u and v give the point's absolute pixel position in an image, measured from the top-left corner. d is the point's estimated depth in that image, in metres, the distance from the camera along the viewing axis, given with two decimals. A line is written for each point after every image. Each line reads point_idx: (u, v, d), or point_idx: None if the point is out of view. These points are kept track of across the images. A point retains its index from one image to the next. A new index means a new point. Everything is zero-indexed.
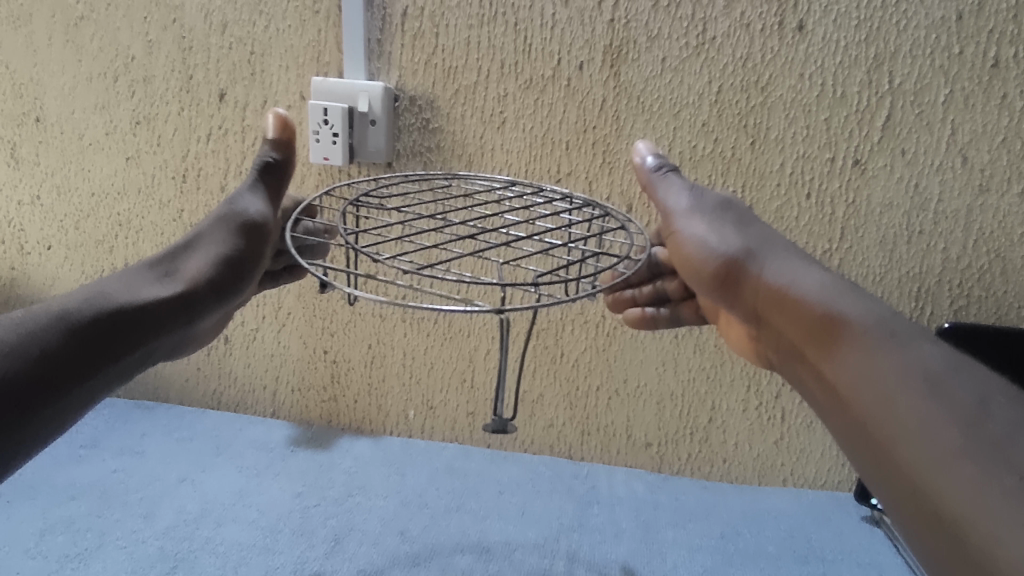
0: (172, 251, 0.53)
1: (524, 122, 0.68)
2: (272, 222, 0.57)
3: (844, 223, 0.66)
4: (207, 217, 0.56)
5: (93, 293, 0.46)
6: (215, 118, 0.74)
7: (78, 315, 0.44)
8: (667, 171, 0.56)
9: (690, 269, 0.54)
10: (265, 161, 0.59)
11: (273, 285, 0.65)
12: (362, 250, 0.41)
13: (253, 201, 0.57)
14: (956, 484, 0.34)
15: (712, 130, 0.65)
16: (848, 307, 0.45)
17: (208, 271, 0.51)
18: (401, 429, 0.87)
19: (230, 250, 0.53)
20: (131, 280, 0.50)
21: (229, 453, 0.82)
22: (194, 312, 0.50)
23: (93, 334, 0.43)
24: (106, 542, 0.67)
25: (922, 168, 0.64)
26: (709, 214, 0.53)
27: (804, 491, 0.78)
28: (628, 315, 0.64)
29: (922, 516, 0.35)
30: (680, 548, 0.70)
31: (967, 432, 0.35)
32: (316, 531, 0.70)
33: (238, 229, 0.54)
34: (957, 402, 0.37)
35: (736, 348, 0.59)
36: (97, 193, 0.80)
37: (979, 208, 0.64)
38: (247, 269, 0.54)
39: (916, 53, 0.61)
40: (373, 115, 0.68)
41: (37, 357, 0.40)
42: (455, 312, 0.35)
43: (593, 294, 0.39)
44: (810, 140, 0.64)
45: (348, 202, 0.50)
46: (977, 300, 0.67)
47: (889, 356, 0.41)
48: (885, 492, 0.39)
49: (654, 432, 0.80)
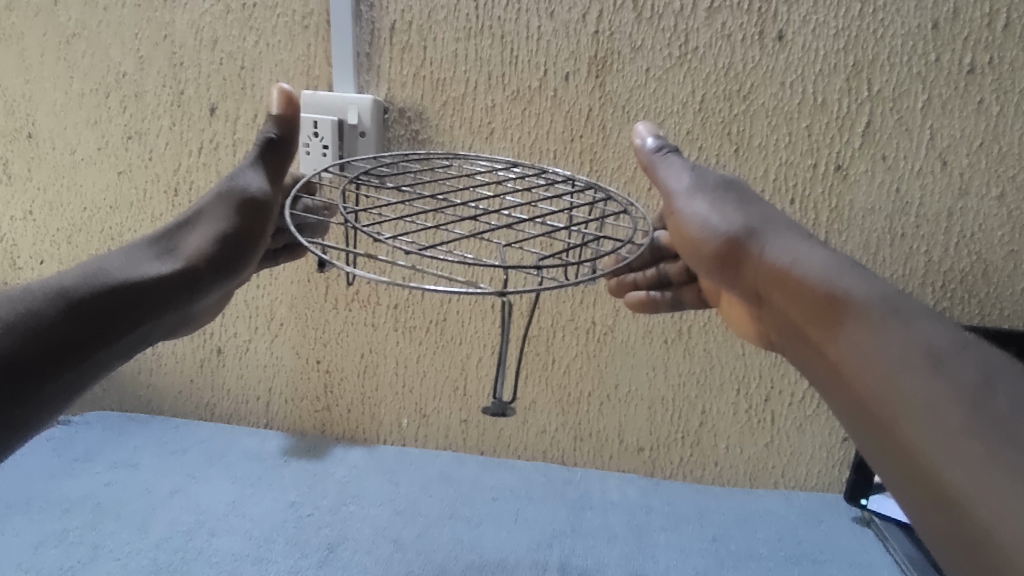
0: (173, 228, 0.55)
1: (512, 132, 0.69)
2: (274, 200, 0.58)
3: (828, 228, 0.67)
4: (209, 193, 0.58)
5: (92, 271, 0.47)
6: (207, 132, 0.74)
7: (78, 297, 0.44)
8: (667, 152, 0.56)
9: (691, 249, 0.54)
10: (267, 138, 0.61)
11: (272, 264, 0.66)
12: (361, 228, 0.40)
13: (255, 178, 0.58)
14: (960, 462, 0.34)
15: (696, 138, 0.67)
16: (851, 284, 0.46)
17: (208, 249, 0.53)
18: (395, 438, 0.87)
19: (228, 227, 0.54)
20: (132, 260, 0.50)
21: (223, 464, 0.83)
22: (194, 289, 0.51)
23: (93, 313, 0.44)
24: (100, 555, 0.67)
25: (903, 172, 0.65)
26: (710, 194, 0.53)
27: (794, 492, 0.79)
28: (629, 298, 0.64)
29: (923, 491, 0.36)
30: (672, 551, 0.71)
31: (971, 408, 0.36)
32: (309, 540, 0.70)
33: (239, 210, 0.56)
34: (960, 378, 0.37)
35: (737, 327, 0.60)
36: (90, 208, 0.80)
37: (959, 211, 0.65)
38: (247, 249, 0.55)
39: (893, 60, 0.62)
40: (362, 127, 0.68)
41: (37, 334, 0.41)
42: (456, 292, 0.35)
43: (595, 278, 0.38)
44: (792, 147, 0.66)
45: (349, 179, 0.50)
46: (961, 302, 0.68)
47: (893, 334, 0.41)
48: (887, 466, 0.40)
49: (646, 436, 0.81)
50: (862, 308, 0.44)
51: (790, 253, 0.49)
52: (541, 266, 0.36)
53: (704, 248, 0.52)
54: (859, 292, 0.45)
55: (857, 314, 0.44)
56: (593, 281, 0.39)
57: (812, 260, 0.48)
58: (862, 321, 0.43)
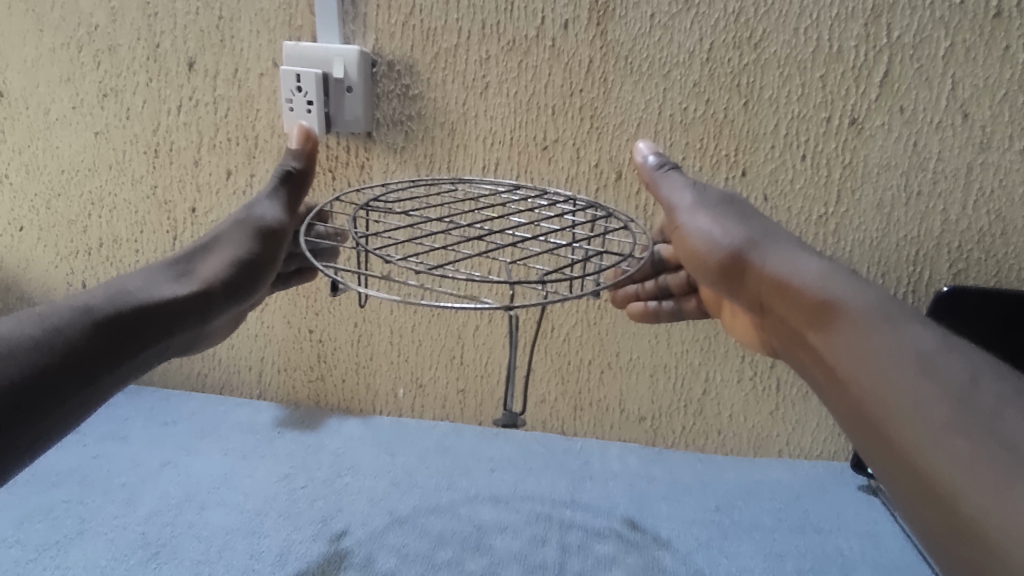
0: (190, 251, 0.54)
1: (507, 86, 0.65)
2: (289, 226, 0.58)
3: (841, 186, 0.65)
4: (226, 221, 0.58)
5: (114, 290, 0.46)
6: (186, 88, 0.71)
7: (103, 314, 0.43)
8: (669, 169, 0.57)
9: (694, 261, 0.54)
10: (286, 171, 0.62)
11: (284, 287, 0.67)
12: (373, 251, 0.43)
13: (271, 207, 0.59)
14: (951, 459, 0.35)
15: (704, 91, 0.63)
16: (844, 290, 0.46)
17: (225, 273, 0.52)
18: (391, 408, 0.85)
19: (246, 252, 0.54)
20: (149, 281, 0.49)
21: (214, 435, 0.80)
22: (210, 311, 0.50)
23: (115, 329, 0.43)
24: (87, 529, 0.65)
25: (921, 126, 0.62)
26: (711, 207, 0.54)
27: (799, 461, 0.77)
28: (633, 307, 0.67)
29: (914, 491, 0.37)
30: (674, 521, 0.69)
31: (958, 406, 0.37)
32: (303, 513, 0.68)
33: (257, 236, 0.56)
34: (948, 379, 0.38)
35: (742, 337, 0.60)
36: (67, 170, 0.77)
37: (979, 166, 0.62)
38: (261, 273, 0.55)
39: (915, 3, 0.58)
40: (349, 82, 0.65)
41: (63, 350, 0.40)
42: (466, 309, 0.37)
43: (599, 291, 0.40)
44: (805, 99, 0.62)
45: (360, 207, 0.52)
46: (977, 262, 0.65)
47: (884, 337, 0.42)
48: (882, 469, 0.40)
49: (647, 405, 0.78)
50: (855, 313, 0.44)
51: (787, 262, 0.50)
52: (546, 281, 0.38)
53: (705, 260, 0.53)
54: (852, 297, 0.45)
55: (849, 319, 0.44)
56: (594, 294, 0.41)
57: (807, 267, 0.49)
58: (855, 326, 0.44)
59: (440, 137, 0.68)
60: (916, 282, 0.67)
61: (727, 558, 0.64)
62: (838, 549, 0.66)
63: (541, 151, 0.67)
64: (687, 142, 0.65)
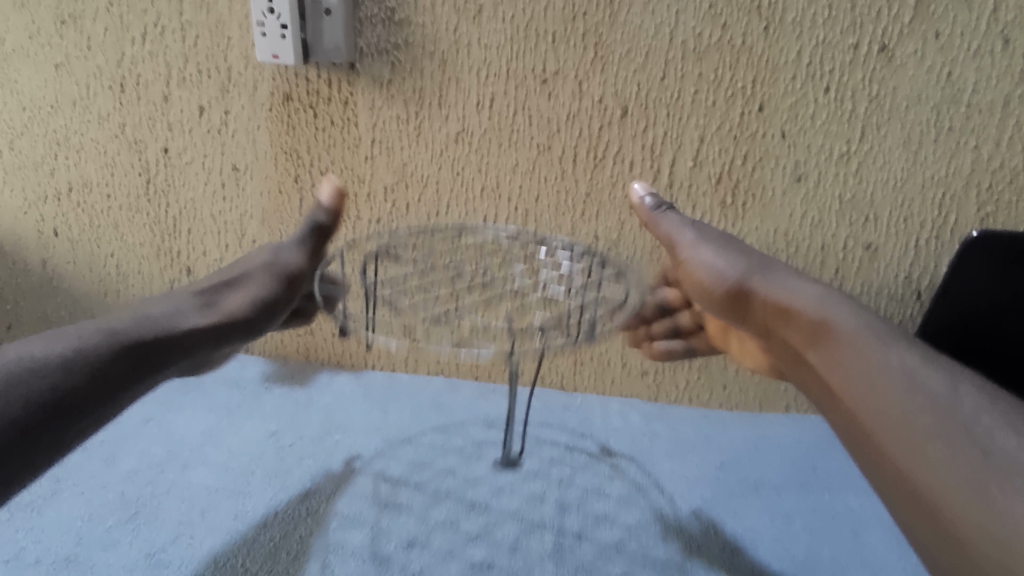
0: (215, 285, 0.56)
1: (503, 10, 0.60)
2: (309, 274, 0.59)
3: (866, 121, 0.59)
4: (250, 261, 0.59)
5: (141, 319, 0.49)
6: (150, 14, 0.65)
7: (129, 340, 0.46)
8: (667, 209, 0.54)
9: (697, 293, 0.53)
10: (316, 223, 0.60)
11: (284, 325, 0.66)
12: None
13: (293, 255, 0.59)
14: (951, 478, 0.35)
15: (720, 14, 0.57)
16: (837, 317, 0.46)
17: (246, 310, 0.54)
18: (384, 363, 0.81)
19: (267, 294, 0.56)
20: (175, 308, 0.52)
21: (200, 391, 0.77)
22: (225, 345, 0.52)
23: (139, 356, 0.46)
24: (63, 489, 0.61)
25: (957, 53, 0.56)
26: (714, 241, 0.53)
27: (807, 417, 0.74)
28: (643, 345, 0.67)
29: (915, 515, 0.36)
30: (676, 479, 0.65)
31: (952, 424, 0.37)
32: (291, 472, 0.64)
33: (279, 280, 0.57)
34: (938, 398, 0.38)
35: None
36: (29, 107, 0.71)
37: (1018, 99, 0.57)
38: (278, 315, 0.56)
39: None
40: (328, 4, 0.60)
41: (91, 372, 0.43)
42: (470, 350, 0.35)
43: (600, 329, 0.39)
44: (832, 23, 0.56)
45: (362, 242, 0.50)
46: (1009, 205, 0.61)
47: (881, 362, 0.41)
48: (884, 498, 0.39)
49: (650, 358, 0.74)
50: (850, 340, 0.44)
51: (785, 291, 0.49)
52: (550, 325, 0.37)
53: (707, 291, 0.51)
54: (844, 323, 0.45)
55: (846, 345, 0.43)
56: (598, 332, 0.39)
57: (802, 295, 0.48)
58: (852, 352, 0.43)
59: (429, 69, 0.63)
60: (940, 228, 0.62)
61: (732, 517, 0.60)
62: (848, 508, 0.63)
63: (541, 85, 0.62)
64: (700, 73, 0.60)
